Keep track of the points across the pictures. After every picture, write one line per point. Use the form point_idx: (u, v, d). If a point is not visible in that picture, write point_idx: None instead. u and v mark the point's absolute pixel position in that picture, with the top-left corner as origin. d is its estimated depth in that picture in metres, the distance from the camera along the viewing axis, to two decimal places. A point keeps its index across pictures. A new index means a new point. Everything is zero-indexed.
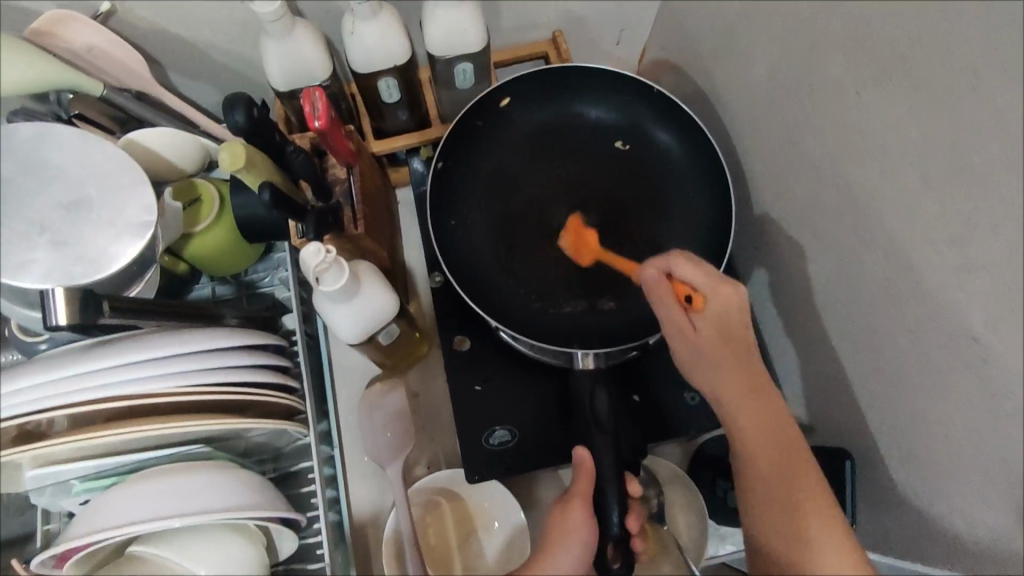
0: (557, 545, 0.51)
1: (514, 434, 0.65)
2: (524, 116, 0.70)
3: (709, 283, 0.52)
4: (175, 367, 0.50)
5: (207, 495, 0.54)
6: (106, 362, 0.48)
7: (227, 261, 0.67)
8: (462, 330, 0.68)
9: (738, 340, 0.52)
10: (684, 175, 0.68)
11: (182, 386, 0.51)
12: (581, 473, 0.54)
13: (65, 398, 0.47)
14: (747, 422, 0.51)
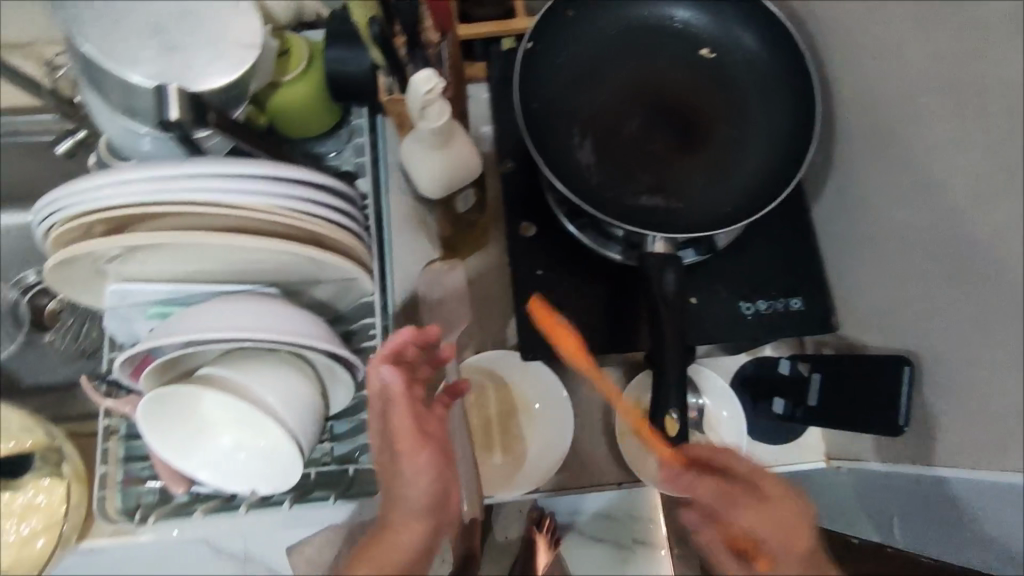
0: (401, 488, 0.53)
1: (571, 319, 0.67)
2: (613, 11, 0.69)
3: (784, 535, 0.47)
4: (267, 187, 0.53)
5: (281, 319, 0.58)
6: (210, 169, 0.51)
7: (306, 120, 0.67)
8: (527, 217, 0.69)
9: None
10: (768, 86, 0.67)
11: (272, 203, 0.53)
12: (396, 401, 0.54)
13: (169, 194, 0.50)
14: None
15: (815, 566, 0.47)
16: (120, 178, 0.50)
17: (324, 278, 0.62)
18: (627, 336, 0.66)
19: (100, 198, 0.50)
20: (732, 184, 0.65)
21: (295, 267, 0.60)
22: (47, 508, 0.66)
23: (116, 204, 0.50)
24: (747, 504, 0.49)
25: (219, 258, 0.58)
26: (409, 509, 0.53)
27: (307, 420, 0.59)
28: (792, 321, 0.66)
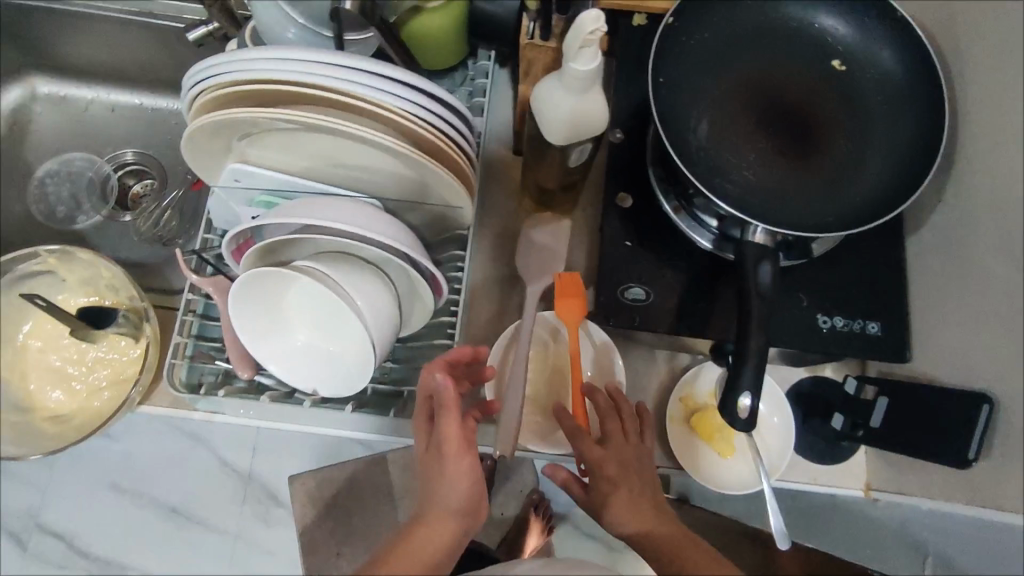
0: (444, 488, 0.53)
1: (651, 293, 0.68)
2: (758, 5, 0.70)
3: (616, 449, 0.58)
4: (406, 91, 0.55)
5: (385, 227, 0.60)
6: (360, 62, 0.53)
7: (435, 49, 0.69)
8: (625, 188, 0.71)
9: (626, 492, 0.55)
10: (894, 108, 0.67)
11: (411, 110, 0.56)
12: (448, 408, 0.55)
13: (318, 78, 0.53)
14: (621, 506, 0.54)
15: (625, 483, 0.56)
16: (281, 55, 0.53)
17: (428, 200, 0.64)
18: (704, 321, 0.67)
19: (256, 66, 0.53)
20: (839, 195, 0.65)
21: (408, 182, 0.63)
22: (120, 364, 0.70)
23: (270, 78, 0.53)
24: (585, 438, 0.59)
25: (342, 155, 0.61)
26: (447, 507, 0.53)
27: (386, 329, 0.61)
28: (865, 342, 0.66)
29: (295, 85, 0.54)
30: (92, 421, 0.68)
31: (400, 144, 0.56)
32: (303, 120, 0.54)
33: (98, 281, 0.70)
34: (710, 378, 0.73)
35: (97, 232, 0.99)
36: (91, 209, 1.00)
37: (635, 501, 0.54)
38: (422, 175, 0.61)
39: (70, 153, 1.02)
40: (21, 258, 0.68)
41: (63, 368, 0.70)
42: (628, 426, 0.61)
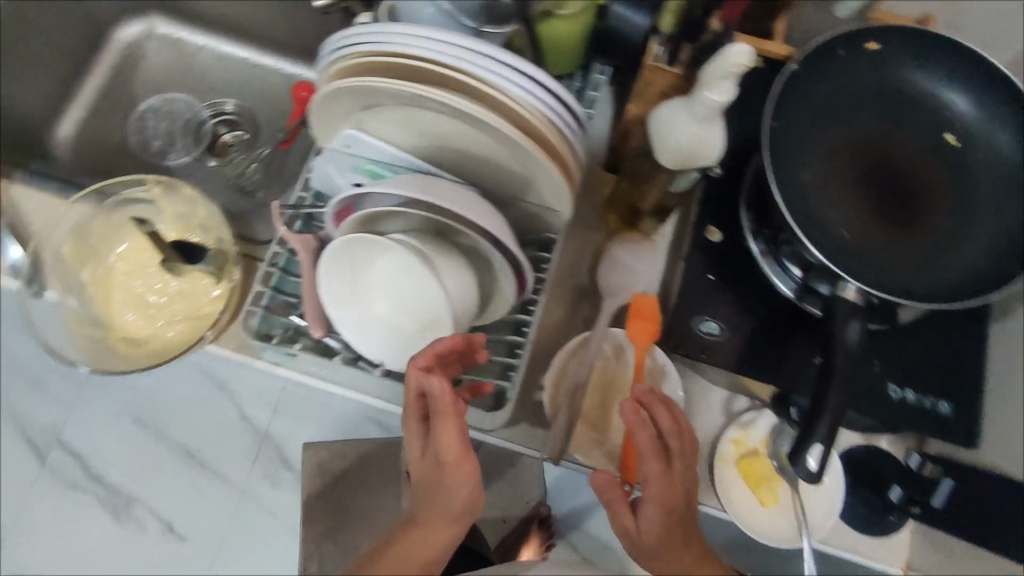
0: (445, 498, 0.54)
1: (724, 330, 0.68)
2: (882, 66, 0.69)
3: (676, 484, 0.56)
4: (535, 89, 0.57)
5: (485, 215, 0.61)
6: (500, 52, 0.56)
7: (555, 55, 0.69)
8: (716, 222, 0.71)
9: (681, 539, 0.56)
10: (1004, 191, 0.67)
11: (537, 109, 0.58)
12: (443, 414, 0.55)
13: (459, 61, 0.56)
14: (669, 548, 0.55)
15: (679, 530, 0.56)
16: (428, 35, 0.56)
17: (527, 199, 0.66)
18: (773, 367, 0.67)
19: (402, 40, 0.56)
20: (937, 267, 0.64)
21: (512, 178, 0.64)
22: (197, 302, 0.72)
23: (413, 54, 0.56)
24: (660, 466, 0.55)
25: (456, 142, 0.63)
26: (447, 514, 0.53)
27: (465, 314, 0.62)
28: (935, 421, 0.65)
29: (434, 65, 0.56)
30: (163, 352, 0.70)
31: (521, 139, 0.57)
32: (435, 98, 0.56)
33: (192, 218, 0.74)
34: (764, 427, 0.73)
35: (185, 172, 1.03)
36: (183, 150, 1.03)
37: (693, 556, 0.55)
38: (529, 174, 0.62)
39: (173, 93, 1.05)
40: (132, 183, 0.74)
41: (145, 294, 0.72)
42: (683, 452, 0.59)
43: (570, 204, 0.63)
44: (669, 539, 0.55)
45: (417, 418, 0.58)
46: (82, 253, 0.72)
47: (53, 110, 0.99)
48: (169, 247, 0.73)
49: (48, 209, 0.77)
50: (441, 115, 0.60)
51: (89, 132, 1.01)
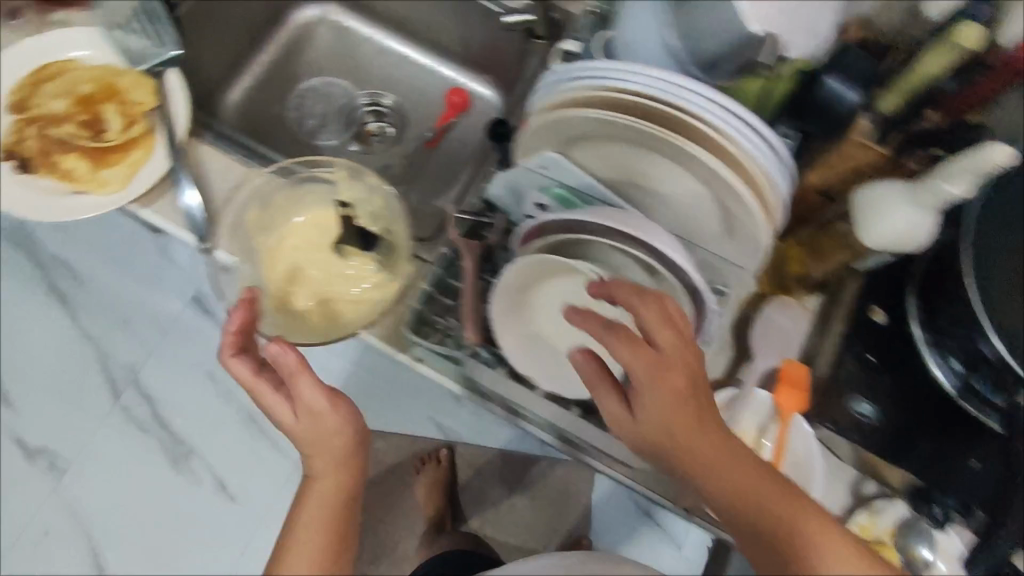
0: (336, 446, 0.58)
1: (880, 416, 0.68)
2: None
3: (660, 370, 0.50)
4: (763, 146, 0.57)
5: (680, 258, 0.62)
6: (737, 105, 0.57)
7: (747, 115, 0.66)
8: (884, 305, 0.70)
9: (692, 417, 0.50)
10: None
11: (761, 166, 0.58)
12: (298, 372, 0.59)
13: (693, 107, 0.57)
14: (659, 424, 0.50)
15: (680, 404, 0.50)
16: (666, 77, 0.57)
17: (712, 247, 0.66)
18: (925, 460, 0.67)
19: (638, 80, 0.58)
20: None
21: (705, 225, 0.65)
22: (362, 286, 0.74)
23: (645, 94, 0.58)
24: (626, 335, 0.53)
25: (659, 181, 0.64)
26: (336, 455, 0.58)
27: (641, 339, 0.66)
28: None
29: (665, 107, 0.58)
30: (324, 329, 0.72)
31: (742, 190, 0.58)
32: (662, 139, 0.57)
33: (366, 209, 0.77)
34: (893, 518, 0.71)
35: (332, 154, 1.06)
36: (334, 133, 1.07)
37: (706, 433, 0.49)
38: (727, 225, 0.63)
39: (335, 77, 1.09)
40: (322, 164, 0.78)
41: (311, 270, 0.74)
42: (682, 328, 0.53)
43: (761, 261, 0.63)
44: (670, 425, 0.49)
45: (274, 393, 0.61)
46: (261, 219, 0.76)
47: (227, 75, 1.04)
48: (343, 230, 0.76)
49: (230, 172, 0.80)
50: (657, 153, 0.61)
51: (254, 101, 1.06)
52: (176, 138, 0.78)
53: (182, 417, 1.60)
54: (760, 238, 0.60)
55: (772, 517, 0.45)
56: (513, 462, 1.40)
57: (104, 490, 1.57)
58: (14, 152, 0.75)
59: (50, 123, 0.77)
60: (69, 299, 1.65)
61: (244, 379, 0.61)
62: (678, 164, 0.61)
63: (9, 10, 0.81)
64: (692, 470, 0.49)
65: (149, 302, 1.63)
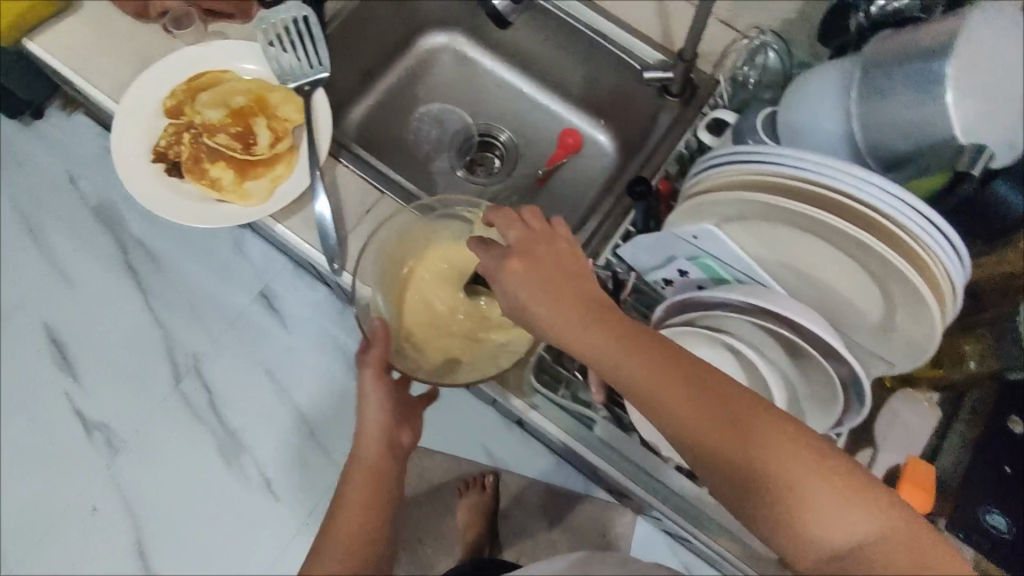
0: (364, 411, 0.72)
1: (1010, 530, 0.67)
2: None
3: (522, 255, 0.55)
4: (947, 251, 0.56)
5: (840, 350, 0.61)
6: (928, 208, 0.55)
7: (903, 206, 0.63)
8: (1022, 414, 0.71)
9: (564, 294, 0.53)
10: None
11: (942, 270, 0.57)
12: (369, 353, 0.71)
13: (880, 204, 0.56)
14: (564, 336, 0.52)
15: (561, 291, 0.53)
16: (854, 171, 0.56)
17: (865, 339, 0.65)
18: None
19: (822, 170, 0.57)
20: None
21: (862, 316, 0.64)
22: (495, 329, 0.75)
23: (828, 186, 0.57)
24: (519, 260, 0.54)
25: (817, 267, 0.63)
26: (363, 423, 0.72)
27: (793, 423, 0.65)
28: None
29: (848, 200, 0.57)
30: (467, 370, 0.73)
31: (923, 293, 0.57)
32: (843, 233, 0.56)
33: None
34: None
35: (443, 181, 1.08)
36: (449, 160, 1.09)
37: (577, 314, 0.52)
38: (889, 319, 0.62)
39: (455, 107, 1.11)
40: (462, 202, 0.77)
41: (450, 310, 0.76)
42: (576, 264, 0.55)
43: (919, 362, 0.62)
44: (578, 344, 0.51)
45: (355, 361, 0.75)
46: (400, 251, 0.77)
47: (353, 94, 1.06)
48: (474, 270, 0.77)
49: (367, 197, 0.82)
50: (824, 241, 0.61)
51: (374, 121, 1.08)
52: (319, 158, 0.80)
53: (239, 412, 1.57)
54: (931, 341, 0.59)
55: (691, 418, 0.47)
56: (561, 499, 1.39)
57: (154, 478, 1.54)
58: (169, 158, 0.78)
59: (205, 131, 0.78)
60: (144, 283, 1.62)
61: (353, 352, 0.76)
62: (845, 252, 0.60)
63: (174, 17, 0.83)
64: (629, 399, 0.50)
65: (225, 295, 1.61)
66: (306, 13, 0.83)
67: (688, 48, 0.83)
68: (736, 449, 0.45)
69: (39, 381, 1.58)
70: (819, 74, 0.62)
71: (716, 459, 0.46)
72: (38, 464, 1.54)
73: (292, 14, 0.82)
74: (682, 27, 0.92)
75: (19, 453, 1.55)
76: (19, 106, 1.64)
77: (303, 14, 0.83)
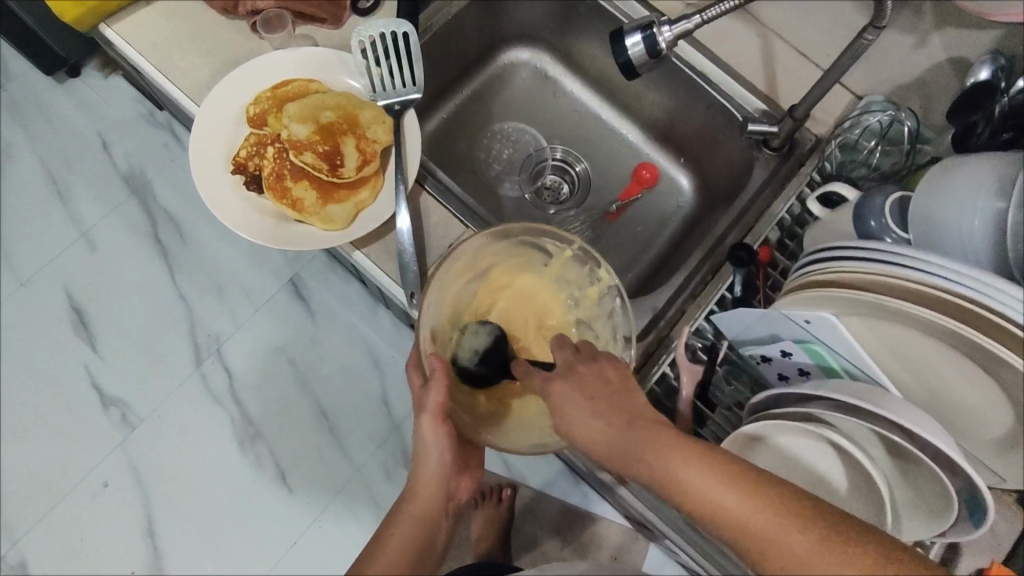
0: (422, 461, 0.64)
1: None
2: None
3: (562, 380, 0.58)
4: None
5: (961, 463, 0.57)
6: None
7: None
8: None
9: (604, 404, 0.56)
10: None
11: None
12: (433, 386, 0.65)
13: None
14: (604, 443, 0.54)
15: (605, 399, 0.56)
16: (998, 285, 0.52)
17: (979, 447, 0.63)
18: None
19: (963, 280, 0.54)
20: None
21: (981, 421, 0.61)
22: None
23: (970, 298, 0.54)
24: (560, 383, 0.58)
25: (938, 369, 0.62)
26: (424, 476, 0.64)
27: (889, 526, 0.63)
28: None
29: (991, 314, 0.53)
30: (530, 430, 0.69)
31: None
32: (981, 344, 0.53)
33: (581, 297, 0.76)
34: None
35: (512, 204, 1.04)
36: (519, 184, 1.05)
37: (616, 424, 0.54)
38: (1014, 437, 0.59)
39: (527, 128, 1.07)
40: (557, 236, 0.74)
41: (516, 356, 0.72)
42: (616, 377, 0.59)
43: None
44: (614, 450, 0.53)
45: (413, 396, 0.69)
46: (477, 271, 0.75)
47: (429, 105, 1.01)
48: (484, 325, 0.73)
49: (450, 229, 0.78)
50: (955, 348, 0.59)
51: (446, 133, 1.03)
52: (405, 183, 0.75)
53: (259, 401, 1.41)
54: None
55: (743, 510, 0.48)
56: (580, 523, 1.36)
57: (162, 468, 1.39)
58: (248, 170, 0.74)
59: (290, 147, 0.74)
60: (172, 258, 1.47)
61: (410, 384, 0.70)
62: (975, 358, 0.58)
63: (266, 18, 0.80)
64: (679, 500, 0.51)
65: (251, 281, 1.46)
66: (407, 30, 0.77)
67: (803, 107, 0.79)
68: (789, 538, 0.47)
69: (47, 351, 1.43)
70: (964, 176, 0.60)
71: (772, 554, 0.47)
72: (37, 441, 1.40)
73: (390, 30, 0.76)
74: (788, 76, 0.88)
75: (21, 426, 1.40)
76: (53, 62, 1.46)
77: (404, 30, 0.76)
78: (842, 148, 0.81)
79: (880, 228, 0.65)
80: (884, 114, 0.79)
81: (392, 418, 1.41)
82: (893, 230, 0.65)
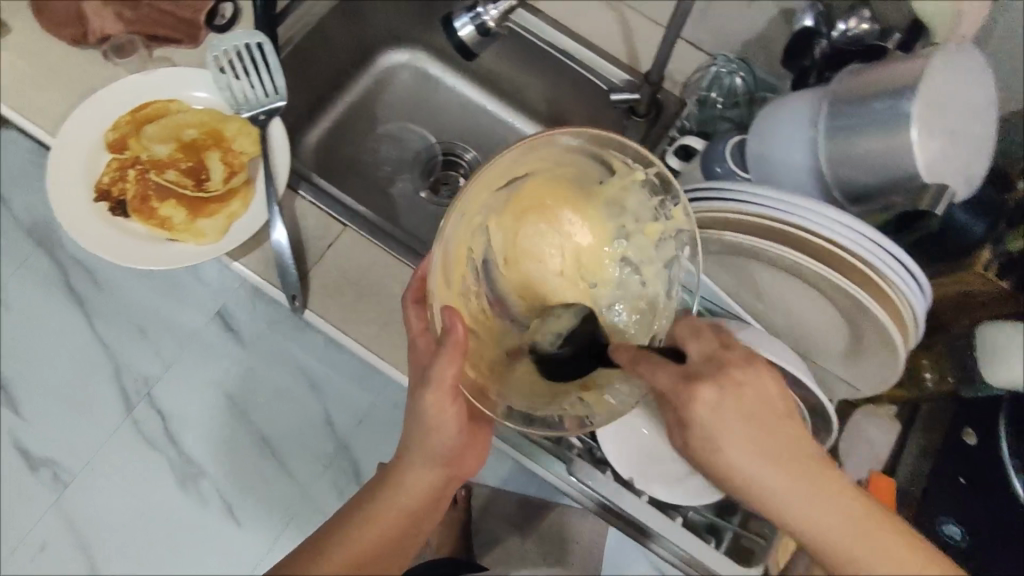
0: (430, 433, 0.62)
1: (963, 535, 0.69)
2: None
3: (720, 389, 0.51)
4: (907, 276, 0.58)
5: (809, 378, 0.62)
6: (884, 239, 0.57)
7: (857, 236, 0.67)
8: (975, 426, 0.72)
9: (761, 426, 0.52)
10: None
11: (903, 292, 0.58)
12: (450, 347, 0.54)
13: (836, 235, 0.56)
14: (749, 470, 0.52)
15: (763, 424, 0.52)
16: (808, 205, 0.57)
17: (832, 361, 0.68)
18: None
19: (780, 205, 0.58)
20: None
21: (827, 337, 0.67)
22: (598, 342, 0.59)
23: (788, 222, 0.58)
24: (715, 392, 0.51)
25: (786, 295, 0.66)
26: (428, 449, 0.63)
27: None
28: None
29: (810, 234, 0.58)
30: (536, 403, 0.57)
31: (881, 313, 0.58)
32: (803, 261, 0.58)
33: (636, 231, 0.60)
34: None
35: (408, 201, 1.04)
36: (412, 181, 1.06)
37: (766, 452, 0.51)
38: (856, 348, 0.65)
39: (414, 126, 1.09)
40: (633, 150, 0.55)
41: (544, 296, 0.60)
42: (780, 397, 0.53)
43: (894, 378, 0.63)
44: (754, 476, 0.52)
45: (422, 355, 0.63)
46: (512, 178, 0.57)
47: (310, 115, 1.02)
48: (572, 304, 0.59)
49: (329, 230, 0.79)
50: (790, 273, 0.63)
51: (333, 142, 1.04)
52: (276, 189, 0.76)
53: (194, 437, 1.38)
54: (897, 361, 0.61)
55: (855, 543, 0.51)
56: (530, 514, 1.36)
57: (103, 519, 1.36)
58: (113, 196, 0.74)
59: (151, 168, 0.76)
60: (86, 304, 1.41)
61: (417, 339, 0.64)
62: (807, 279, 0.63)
63: (116, 45, 0.82)
64: (790, 522, 0.52)
65: (172, 315, 1.38)
66: (261, 40, 0.79)
67: (655, 71, 0.84)
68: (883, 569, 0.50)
69: None
70: (788, 108, 0.63)
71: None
72: None
73: (243, 42, 0.79)
74: (648, 48, 0.92)
75: None
76: None
77: (258, 41, 0.79)
78: (699, 105, 0.85)
79: (725, 172, 0.69)
80: (721, 67, 0.83)
81: (336, 434, 1.36)
82: (736, 172, 0.69)
